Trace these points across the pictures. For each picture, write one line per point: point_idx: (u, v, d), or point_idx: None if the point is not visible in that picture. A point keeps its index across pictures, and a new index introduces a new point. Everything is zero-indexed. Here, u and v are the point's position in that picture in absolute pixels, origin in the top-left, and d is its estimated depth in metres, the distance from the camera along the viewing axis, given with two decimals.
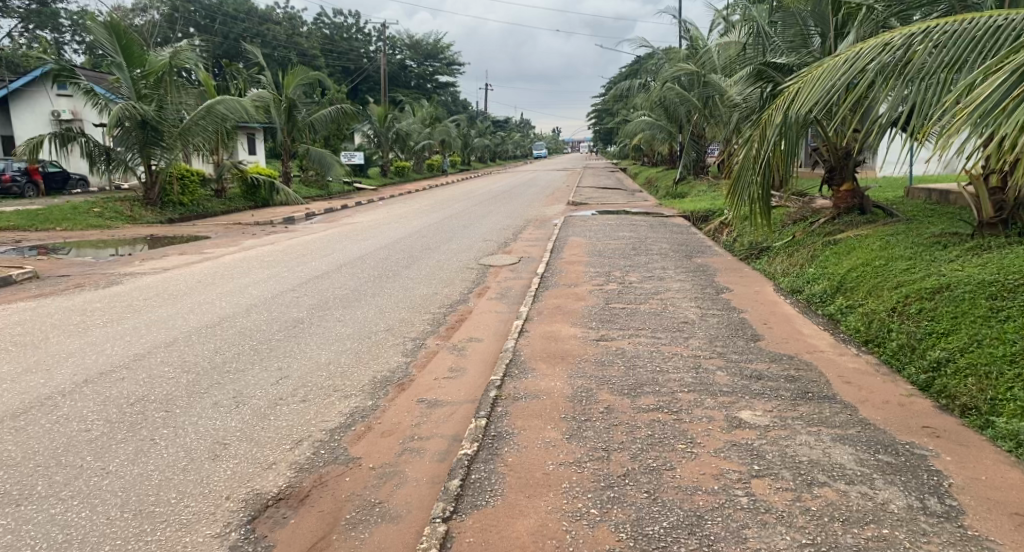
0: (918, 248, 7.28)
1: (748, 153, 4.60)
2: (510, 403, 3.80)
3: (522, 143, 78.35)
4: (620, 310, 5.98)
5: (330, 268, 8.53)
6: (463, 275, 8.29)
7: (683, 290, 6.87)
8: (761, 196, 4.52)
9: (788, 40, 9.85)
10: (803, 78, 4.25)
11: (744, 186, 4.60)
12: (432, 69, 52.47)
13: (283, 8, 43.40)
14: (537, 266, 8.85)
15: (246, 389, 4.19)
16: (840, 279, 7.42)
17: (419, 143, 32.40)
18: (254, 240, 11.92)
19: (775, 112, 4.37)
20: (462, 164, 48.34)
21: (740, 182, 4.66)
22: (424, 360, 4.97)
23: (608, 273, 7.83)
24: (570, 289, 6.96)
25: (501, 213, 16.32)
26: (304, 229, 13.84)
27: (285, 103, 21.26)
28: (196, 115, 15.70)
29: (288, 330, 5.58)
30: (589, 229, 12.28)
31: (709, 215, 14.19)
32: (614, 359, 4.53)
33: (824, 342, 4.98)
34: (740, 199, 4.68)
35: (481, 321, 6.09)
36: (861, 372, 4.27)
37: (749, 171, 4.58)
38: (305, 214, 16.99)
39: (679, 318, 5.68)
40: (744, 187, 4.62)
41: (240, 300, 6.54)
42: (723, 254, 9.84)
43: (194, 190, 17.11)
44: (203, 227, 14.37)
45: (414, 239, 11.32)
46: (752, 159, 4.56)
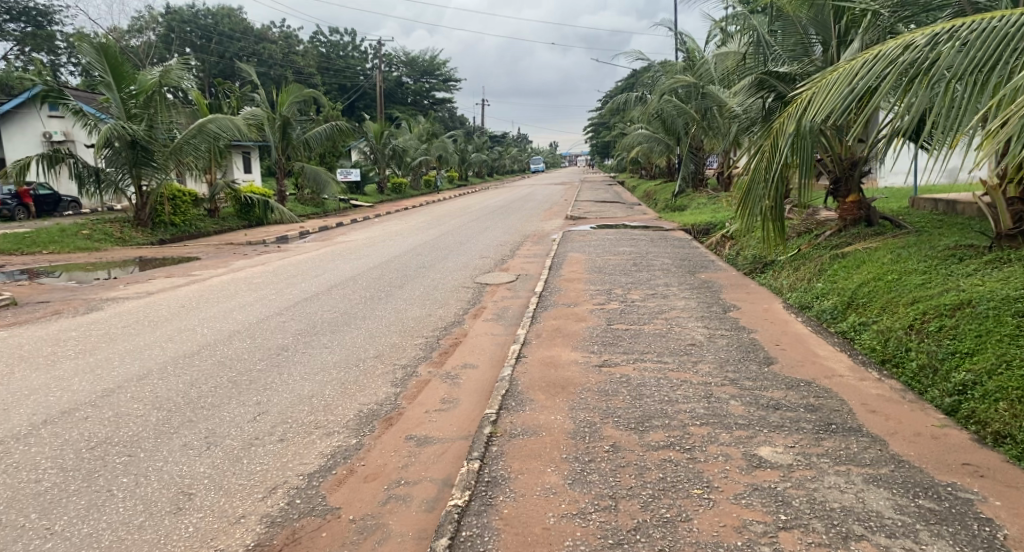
0: (933, 261, 6.97)
1: (758, 165, 4.27)
2: (506, 441, 3.47)
3: (520, 158, 78.39)
4: (623, 331, 5.66)
5: (320, 289, 8.21)
6: (458, 294, 7.96)
7: (688, 309, 6.55)
8: (774, 211, 4.18)
9: (788, 50, 9.63)
10: (817, 84, 3.96)
11: (754, 201, 4.26)
12: (428, 86, 52.54)
13: (280, 28, 43.48)
14: (535, 284, 8.53)
15: (220, 427, 3.87)
16: (851, 294, 7.12)
17: (416, 159, 32.22)
18: (245, 260, 11.61)
19: (786, 120, 4.07)
20: (460, 180, 48.18)
21: (749, 196, 4.32)
22: (414, 390, 4.65)
23: (609, 291, 7.52)
24: (569, 308, 6.64)
25: (498, 228, 16.05)
26: (297, 248, 13.53)
27: (279, 121, 21.02)
28: (188, 134, 15.44)
29: (271, 359, 5.26)
30: (589, 243, 11.98)
31: (710, 228, 13.92)
32: (619, 388, 4.19)
33: (843, 365, 4.66)
34: (750, 214, 4.33)
35: (476, 345, 5.77)
36: (885, 400, 3.95)
37: (759, 185, 4.24)
38: (299, 232, 16.71)
39: (686, 340, 5.36)
40: (754, 202, 4.28)
41: (222, 326, 6.23)
42: (727, 269, 9.54)
43: (187, 210, 16.83)
44: (195, 248, 14.09)
45: (409, 257, 11.01)
46: (761, 172, 4.23)
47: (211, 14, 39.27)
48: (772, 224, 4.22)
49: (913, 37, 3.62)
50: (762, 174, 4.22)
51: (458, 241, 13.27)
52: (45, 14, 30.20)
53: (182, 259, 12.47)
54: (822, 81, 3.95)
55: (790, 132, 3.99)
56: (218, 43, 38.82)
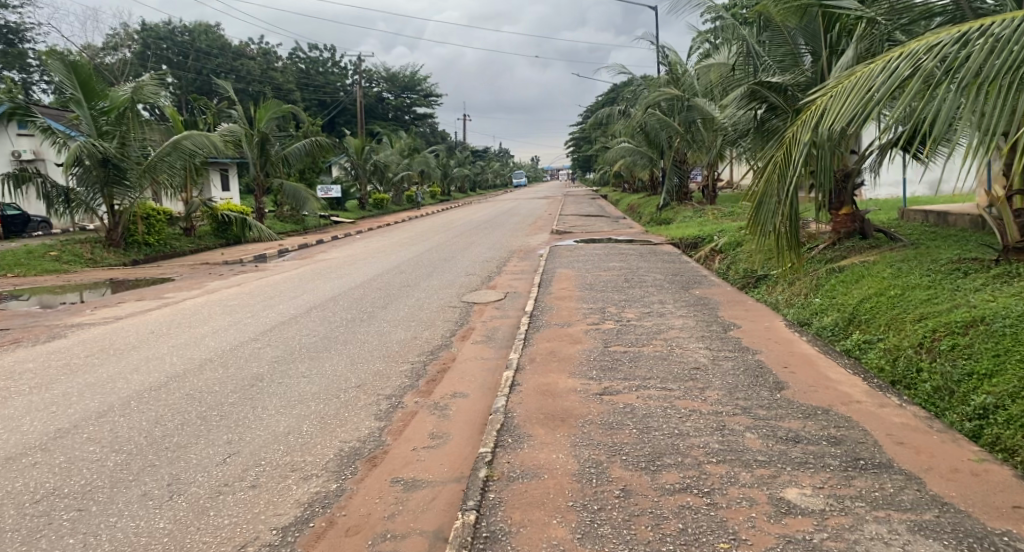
0: (936, 276, 6.75)
1: (770, 177, 3.99)
2: (504, 486, 3.12)
3: (501, 173, 78.16)
4: (624, 354, 5.34)
5: (298, 311, 7.81)
6: (444, 315, 7.61)
7: (687, 328, 6.25)
8: (787, 228, 3.89)
9: (777, 59, 9.47)
10: (834, 90, 3.70)
11: (766, 216, 3.97)
12: (409, 102, 52.35)
13: (258, 44, 43.09)
14: (524, 303, 8.21)
15: (184, 472, 3.47)
16: (852, 310, 6.87)
17: (398, 174, 31.89)
18: (221, 281, 11.16)
19: (800, 130, 3.82)
20: (442, 196, 47.92)
21: (761, 211, 4.04)
22: (401, 424, 4.30)
23: (603, 309, 7.21)
24: (563, 329, 6.32)
25: (483, 244, 15.75)
26: (276, 267, 13.12)
27: (257, 137, 20.60)
28: (162, 151, 15.01)
29: (245, 391, 4.86)
30: (577, 259, 11.70)
31: (698, 241, 13.70)
32: (623, 420, 3.86)
33: (859, 390, 4.38)
34: (761, 231, 4.04)
35: (466, 371, 5.43)
36: (911, 429, 3.67)
37: (771, 198, 3.96)
38: (278, 250, 16.28)
39: (689, 363, 5.05)
40: (766, 218, 3.99)
41: (193, 354, 5.81)
42: (720, 284, 9.28)
43: (162, 228, 16.34)
44: (169, 268, 13.60)
45: (392, 275, 10.64)
46: (773, 184, 3.95)
47: (188, 31, 38.79)
48: (785, 243, 3.93)
49: (938, 37, 3.38)
50: (775, 187, 3.94)
51: (442, 258, 12.92)
52: (17, 31, 29.58)
53: (157, 280, 12.01)
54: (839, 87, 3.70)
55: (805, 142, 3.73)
56: (195, 60, 38.41)
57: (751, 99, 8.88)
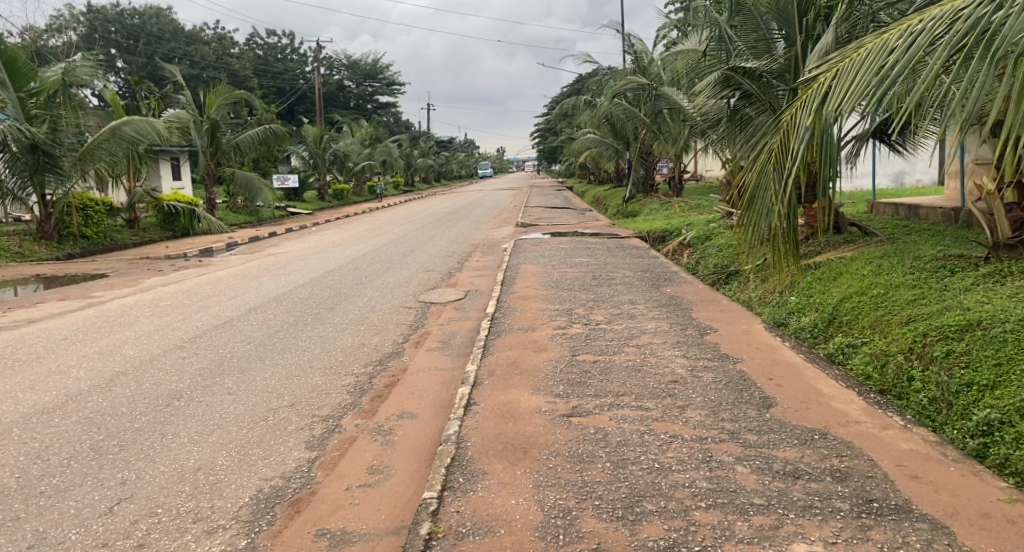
0: (921, 274, 6.36)
1: (764, 167, 3.44)
2: (451, 546, 2.56)
3: (467, 165, 77.22)
4: (594, 365, 4.79)
5: (234, 313, 7.10)
6: (398, 317, 6.98)
7: (660, 332, 5.75)
8: (785, 227, 3.32)
9: (750, 44, 8.90)
10: (843, 65, 3.17)
11: (760, 213, 3.40)
12: (370, 90, 51.16)
13: (213, 30, 41.50)
14: (485, 303, 7.63)
15: (57, 531, 2.84)
16: (832, 310, 6.45)
17: (359, 164, 30.96)
18: (158, 278, 10.32)
19: (802, 112, 3.28)
20: (407, 186, 46.92)
21: (754, 207, 3.47)
22: (337, 453, 3.69)
23: (570, 311, 6.67)
24: (526, 335, 5.76)
25: (445, 237, 15.13)
26: (221, 261, 12.32)
27: (206, 124, 19.53)
28: (100, 136, 13.95)
29: (157, 411, 4.20)
30: (541, 254, 11.15)
31: (666, 235, 13.28)
32: (595, 450, 3.32)
33: (856, 407, 3.90)
34: (755, 230, 3.47)
35: (417, 384, 4.85)
36: (921, 458, 3.20)
37: (766, 191, 3.40)
38: (226, 243, 15.40)
39: (666, 375, 4.53)
40: (761, 214, 3.42)
41: (103, 366, 5.09)
42: (691, 281, 8.83)
43: (101, 220, 15.21)
44: (105, 262, 12.66)
45: (345, 271, 9.95)
46: (769, 175, 3.39)
47: (137, 14, 37.09)
48: (783, 245, 3.35)
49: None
50: (771, 180, 3.38)
51: (401, 253, 12.26)
52: None
53: (91, 275, 11.11)
54: (847, 62, 3.18)
55: (807, 125, 3.18)
56: (146, 44, 36.81)
57: (724, 87, 8.44)
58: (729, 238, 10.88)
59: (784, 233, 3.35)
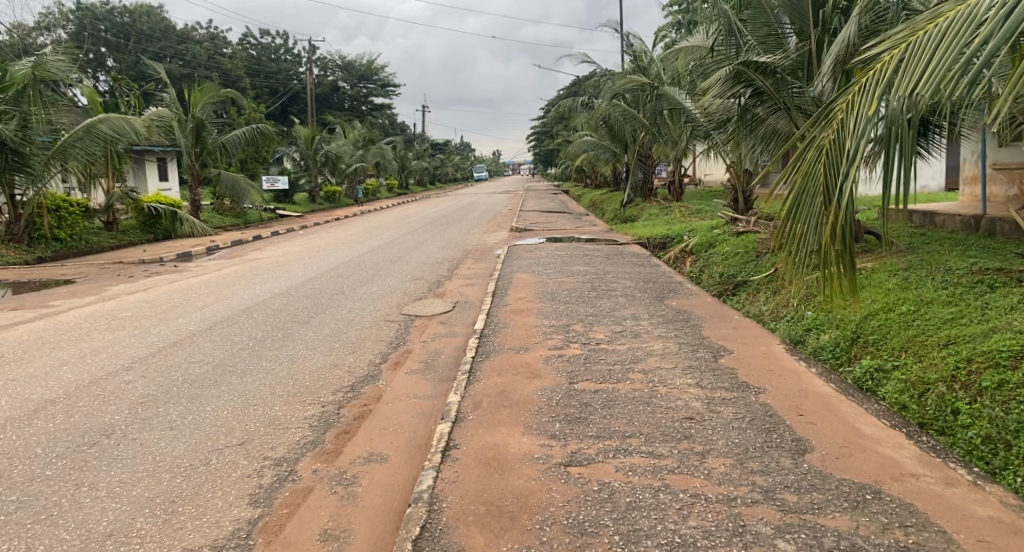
0: (956, 290, 5.78)
1: (810, 170, 2.78)
2: None
3: (462, 167, 76.63)
4: (596, 397, 4.15)
5: (197, 328, 6.45)
6: (377, 332, 6.35)
7: (668, 354, 5.15)
8: (838, 242, 2.67)
9: (759, 40, 8.42)
10: (912, 44, 2.56)
11: (807, 225, 2.76)
12: (365, 91, 50.60)
13: (205, 29, 40.83)
14: (475, 316, 7.01)
15: None
16: (856, 328, 5.82)
17: (351, 165, 30.32)
18: (126, 285, 9.63)
19: (862, 98, 2.66)
20: (401, 188, 46.27)
21: (798, 218, 2.82)
22: (287, 510, 3.06)
23: (567, 327, 6.05)
24: (519, 356, 5.14)
25: (435, 242, 14.51)
26: (197, 267, 11.65)
27: (191, 123, 18.84)
28: (74, 134, 13.35)
29: (80, 452, 3.56)
30: (537, 262, 10.53)
31: (667, 241, 12.67)
32: (601, 517, 2.71)
33: (908, 455, 3.28)
34: (800, 245, 2.82)
35: (392, 417, 4.21)
36: (1003, 530, 2.59)
37: (815, 197, 2.75)
38: (207, 248, 14.72)
39: (679, 411, 3.90)
40: (808, 226, 2.77)
41: (30, 394, 4.43)
42: (696, 292, 8.24)
43: (75, 222, 14.56)
44: (75, 267, 11.96)
45: (326, 279, 9.31)
46: (819, 176, 2.75)
47: (127, 12, 36.36)
48: (836, 264, 2.70)
49: None
50: (820, 182, 2.74)
51: (387, 259, 11.59)
52: None
53: (57, 281, 10.41)
54: (918, 39, 2.56)
55: (870, 114, 2.56)
56: (137, 43, 36.13)
57: (735, 83, 7.73)
58: (733, 246, 10.28)
59: (836, 251, 2.70)
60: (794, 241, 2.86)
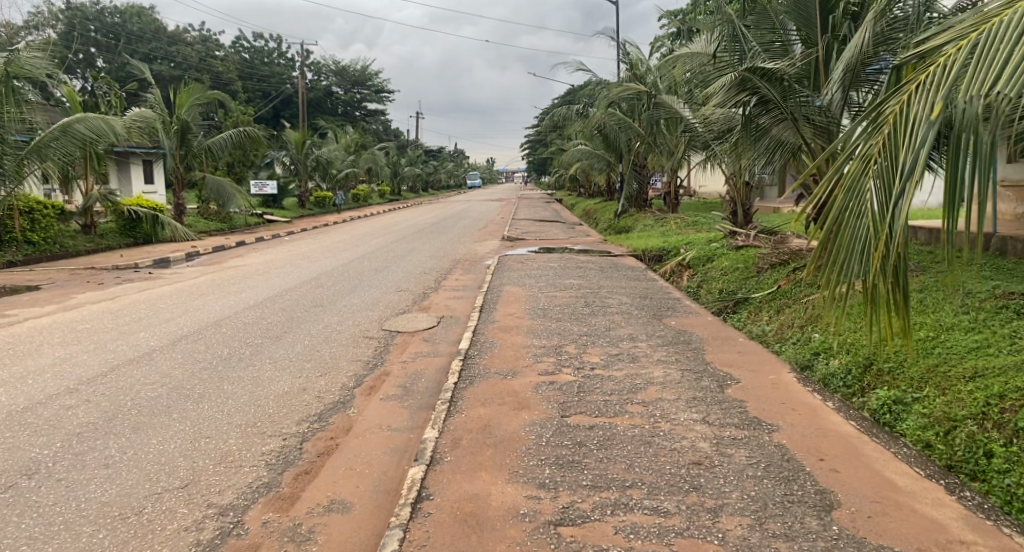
0: (977, 315, 5.38)
1: (852, 187, 2.44)
2: None
3: (455, 173, 76.02)
4: (591, 435, 3.68)
5: (158, 343, 5.97)
6: (355, 351, 5.88)
7: (669, 382, 4.71)
8: (890, 268, 2.30)
9: (764, 46, 8.05)
10: (970, 52, 2.35)
11: (850, 249, 2.39)
12: (359, 97, 50.21)
13: (197, 32, 40.42)
14: (461, 333, 6.56)
15: None
16: (869, 355, 5.36)
17: (343, 171, 29.83)
18: (94, 293, 9.12)
19: (918, 100, 2.36)
20: (393, 194, 45.82)
21: (841, 242, 2.46)
22: None
23: (559, 348, 5.61)
24: (506, 382, 4.69)
25: (424, 251, 14.05)
26: (173, 274, 11.13)
27: (176, 125, 18.31)
28: (49, 134, 12.84)
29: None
30: (528, 274, 10.10)
31: (663, 254, 12.25)
32: None
33: (952, 516, 2.86)
34: (841, 274, 2.45)
35: (360, 455, 3.74)
36: None
37: (860, 216, 2.39)
38: (187, 254, 14.19)
39: (685, 454, 3.45)
40: (853, 251, 2.40)
41: None
42: (695, 310, 7.82)
43: (50, 225, 14.02)
44: (44, 272, 11.43)
45: (305, 290, 8.83)
46: (863, 192, 2.40)
47: (118, 13, 35.88)
48: (885, 298, 2.33)
49: None
50: (865, 198, 2.39)
51: (373, 268, 11.13)
52: None
53: (22, 287, 9.90)
54: (973, 49, 2.36)
55: (931, 117, 2.25)
56: (127, 44, 35.72)
57: (740, 90, 7.20)
58: (732, 260, 9.85)
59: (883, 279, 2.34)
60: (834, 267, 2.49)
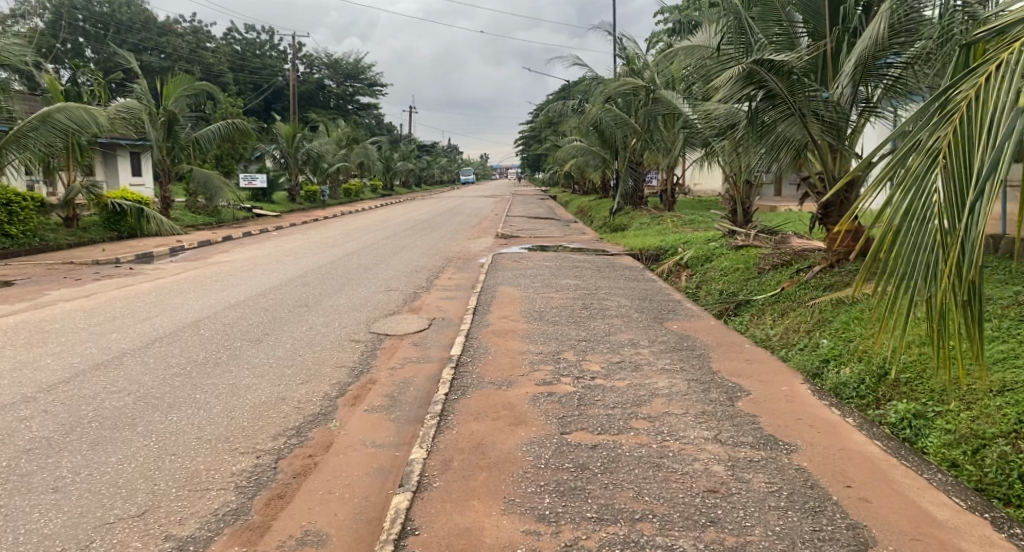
0: (1000, 325, 5.05)
1: (914, 189, 2.19)
2: None
3: (448, 168, 75.48)
4: (595, 456, 3.35)
5: (129, 346, 5.58)
6: (339, 356, 5.53)
7: (676, 394, 4.38)
8: (964, 282, 2.05)
9: (769, 39, 7.73)
10: None
11: (913, 260, 2.16)
12: (351, 90, 49.55)
13: (187, 22, 39.75)
14: (453, 336, 6.22)
15: None
16: (884, 363, 4.99)
17: (334, 165, 29.33)
18: (69, 289, 8.72)
19: (995, 89, 2.13)
20: (386, 189, 45.28)
21: (902, 253, 2.21)
22: None
23: (557, 355, 5.27)
24: (501, 393, 4.35)
25: (416, 248, 13.66)
26: (155, 270, 10.73)
27: (163, 117, 17.79)
28: (27, 124, 12.35)
29: None
30: (522, 273, 9.76)
31: (660, 253, 11.93)
32: None
33: None
34: (902, 288, 2.20)
35: (341, 477, 3.39)
36: None
37: (926, 222, 2.15)
38: (171, 248, 13.77)
39: (700, 480, 3.13)
40: (917, 262, 2.16)
41: None
42: (696, 312, 7.52)
43: (29, 218, 13.55)
44: (19, 266, 10.99)
45: (290, 289, 8.47)
46: (929, 195, 2.16)
47: (107, 2, 35.21)
48: (956, 318, 2.08)
49: None
50: (932, 201, 2.14)
51: (362, 266, 10.77)
52: None
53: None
54: None
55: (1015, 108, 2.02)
56: (116, 34, 35.07)
57: (747, 83, 6.84)
58: (733, 261, 9.53)
59: (951, 295, 2.10)
60: (889, 278, 2.26)
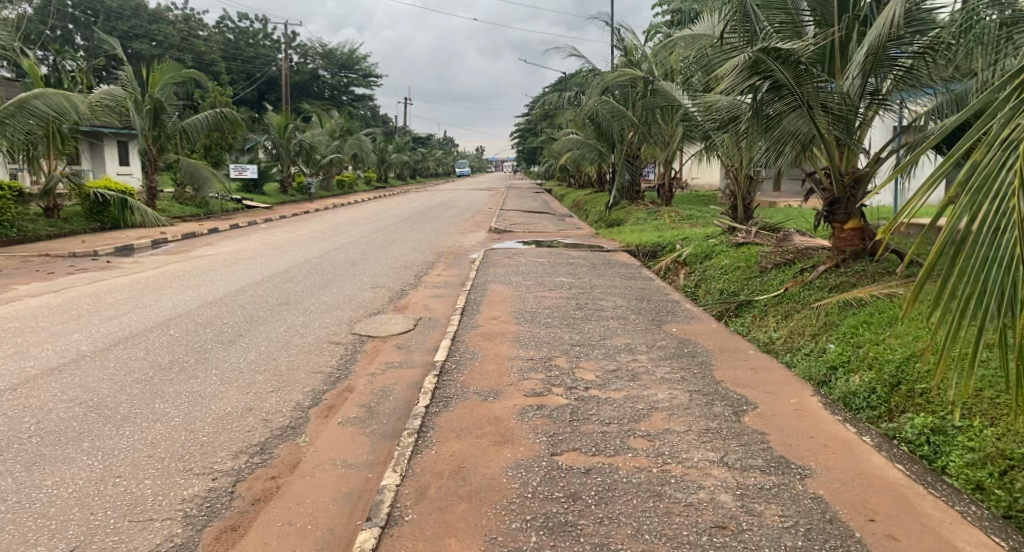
0: None
1: (988, 193, 1.89)
2: None
3: (443, 161, 74.82)
4: (589, 483, 3.00)
5: (89, 349, 5.20)
6: (317, 360, 5.16)
7: (677, 408, 4.02)
8: None
9: (775, 27, 7.34)
10: None
11: (986, 277, 1.87)
12: (346, 81, 48.91)
13: (179, 10, 39.08)
14: (438, 339, 5.85)
15: None
16: (896, 370, 4.44)
17: (326, 156, 28.84)
18: (39, 283, 8.31)
19: None
20: (380, 181, 44.73)
21: (968, 264, 1.92)
22: None
23: (549, 362, 4.90)
24: (487, 406, 3.99)
25: (406, 242, 13.30)
26: (133, 263, 10.31)
27: (148, 105, 17.30)
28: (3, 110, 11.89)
29: None
30: (514, 270, 9.38)
31: (658, 249, 11.58)
32: None
33: None
34: (968, 307, 1.91)
35: (303, 504, 3.03)
36: None
37: (1003, 234, 1.85)
38: (154, 241, 13.36)
39: (707, 514, 2.79)
40: (989, 279, 1.88)
41: None
42: (695, 313, 7.18)
43: (7, 208, 13.12)
44: None
45: (271, 285, 8.08)
46: (1007, 201, 1.85)
47: None
48: None
49: None
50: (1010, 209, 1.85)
51: (350, 260, 10.38)
52: None
53: None
54: None
55: None
56: (105, 21, 34.38)
57: (752, 73, 6.51)
58: (733, 259, 9.18)
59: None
60: (949, 292, 1.96)
